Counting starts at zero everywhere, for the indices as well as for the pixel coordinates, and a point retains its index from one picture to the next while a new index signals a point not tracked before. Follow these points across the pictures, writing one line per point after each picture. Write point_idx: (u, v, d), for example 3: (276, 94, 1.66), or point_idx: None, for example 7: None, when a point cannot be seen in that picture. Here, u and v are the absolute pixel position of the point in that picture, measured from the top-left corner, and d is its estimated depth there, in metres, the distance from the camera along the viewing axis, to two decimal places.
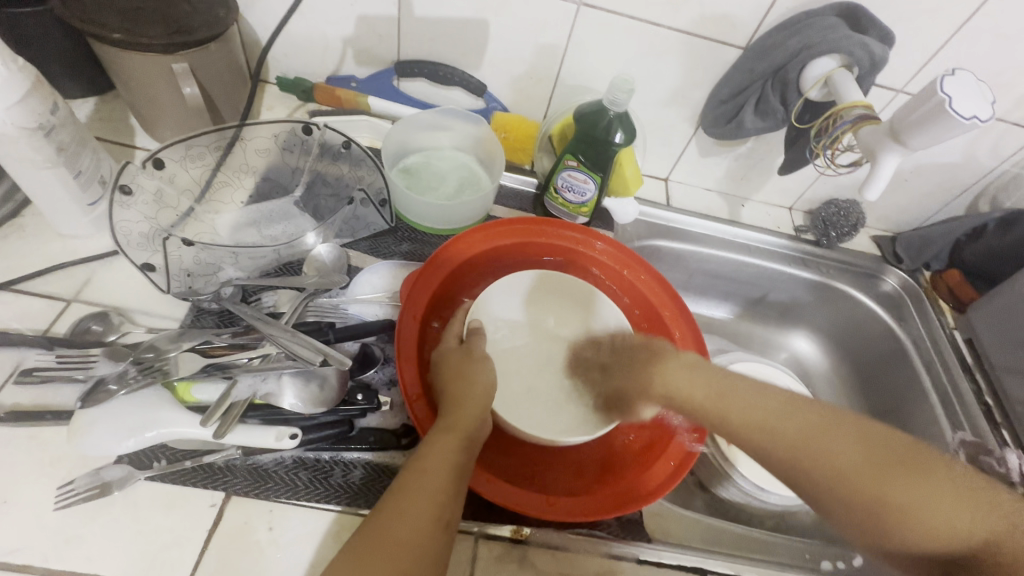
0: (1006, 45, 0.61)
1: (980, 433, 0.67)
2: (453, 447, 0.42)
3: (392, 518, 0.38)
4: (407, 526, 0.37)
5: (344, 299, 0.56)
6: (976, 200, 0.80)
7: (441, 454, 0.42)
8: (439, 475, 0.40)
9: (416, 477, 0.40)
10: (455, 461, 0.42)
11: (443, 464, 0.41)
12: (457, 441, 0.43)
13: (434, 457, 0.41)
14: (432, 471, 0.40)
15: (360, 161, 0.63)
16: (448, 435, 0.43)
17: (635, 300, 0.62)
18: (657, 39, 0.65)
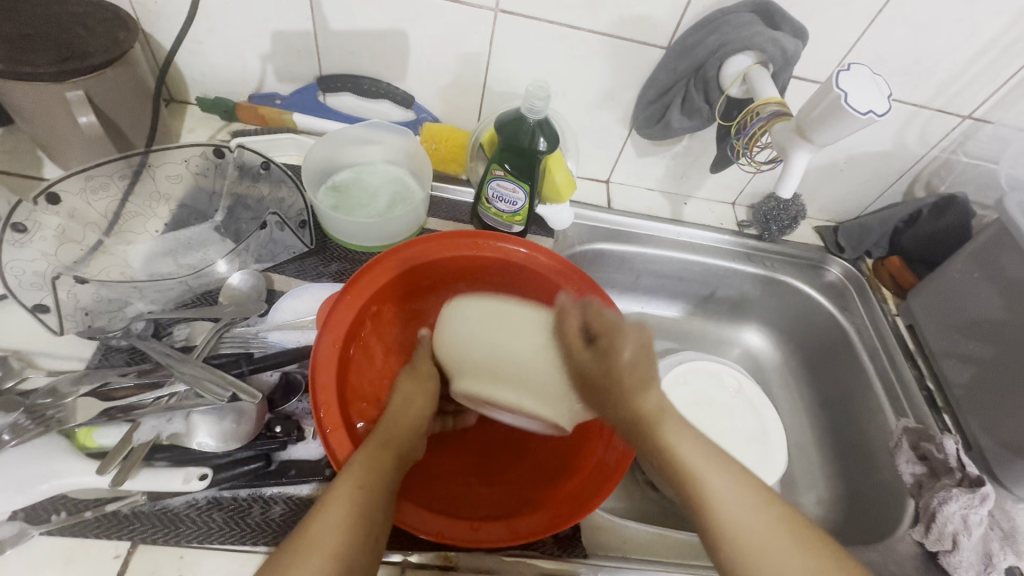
0: (919, 34, 0.62)
1: (923, 419, 0.68)
2: (382, 449, 0.43)
3: (322, 534, 0.37)
4: (341, 533, 0.37)
5: (263, 327, 0.54)
6: (911, 186, 0.81)
7: (373, 460, 0.42)
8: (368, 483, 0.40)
9: (346, 488, 0.39)
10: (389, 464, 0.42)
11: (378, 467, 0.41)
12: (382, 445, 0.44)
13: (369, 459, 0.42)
14: (366, 478, 0.40)
15: (281, 181, 0.61)
16: (378, 443, 0.44)
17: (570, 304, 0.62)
18: (579, 42, 0.64)
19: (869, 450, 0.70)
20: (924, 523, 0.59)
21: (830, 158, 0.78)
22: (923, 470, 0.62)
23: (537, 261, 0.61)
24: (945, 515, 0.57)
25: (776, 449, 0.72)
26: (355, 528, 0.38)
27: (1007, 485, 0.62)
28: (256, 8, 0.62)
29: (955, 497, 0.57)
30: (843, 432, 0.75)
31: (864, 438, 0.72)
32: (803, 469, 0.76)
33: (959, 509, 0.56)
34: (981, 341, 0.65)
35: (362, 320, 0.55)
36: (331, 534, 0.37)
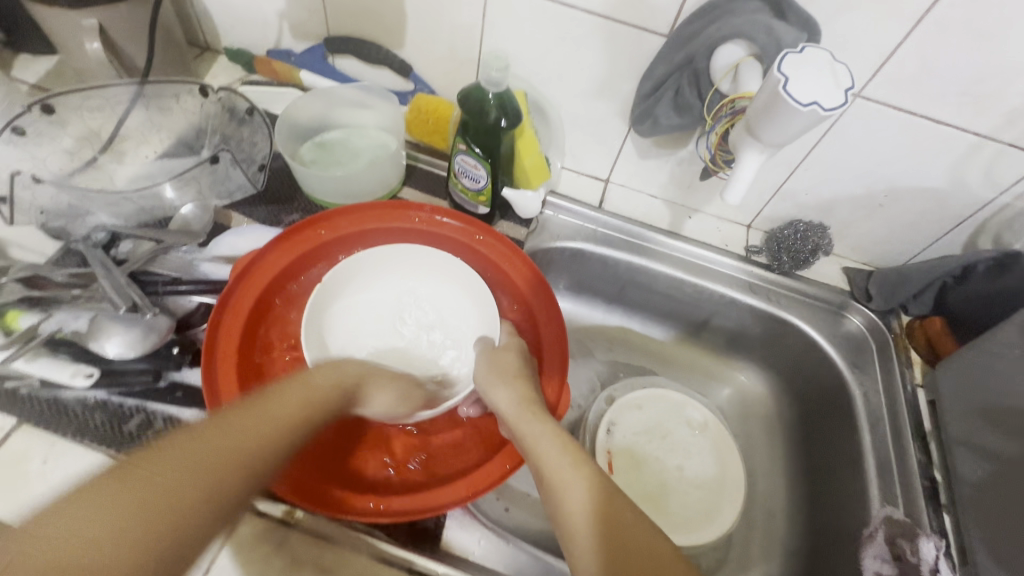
0: (983, 46, 0.50)
1: (914, 513, 0.55)
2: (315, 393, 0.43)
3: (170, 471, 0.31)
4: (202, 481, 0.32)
5: (199, 258, 0.56)
6: (974, 237, 0.67)
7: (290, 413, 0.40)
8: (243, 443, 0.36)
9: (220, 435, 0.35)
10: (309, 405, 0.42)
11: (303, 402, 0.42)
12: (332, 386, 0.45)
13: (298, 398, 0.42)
14: (279, 420, 0.39)
15: (259, 127, 0.65)
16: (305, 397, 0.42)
17: (512, 298, 0.59)
18: (573, 22, 0.60)
19: (841, 534, 0.59)
20: None
21: (867, 187, 0.66)
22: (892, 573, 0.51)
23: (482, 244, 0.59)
24: None
25: (728, 504, 0.63)
26: (235, 460, 0.34)
27: None
28: None
29: None
30: (819, 506, 0.64)
31: (840, 519, 0.60)
32: (764, 536, 0.66)
33: None
34: (1007, 433, 0.52)
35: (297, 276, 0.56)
36: (216, 453, 0.34)
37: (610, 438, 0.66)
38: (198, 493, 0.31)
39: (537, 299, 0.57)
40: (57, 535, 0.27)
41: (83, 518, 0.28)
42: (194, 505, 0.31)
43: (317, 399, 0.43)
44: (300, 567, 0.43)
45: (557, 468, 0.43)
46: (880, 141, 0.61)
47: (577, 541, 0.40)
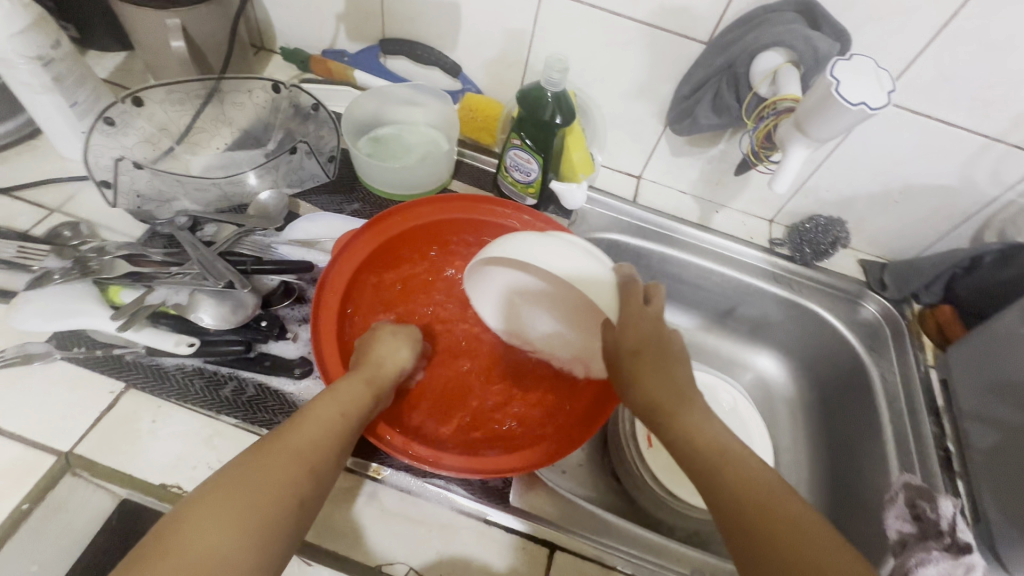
0: (992, 55, 0.56)
1: (930, 478, 0.61)
2: (365, 391, 0.48)
3: (281, 450, 0.40)
4: (295, 462, 0.40)
5: (277, 241, 0.61)
6: (981, 231, 0.73)
7: (348, 394, 0.46)
8: (318, 429, 0.42)
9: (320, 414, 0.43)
10: (358, 409, 0.46)
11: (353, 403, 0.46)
12: (367, 384, 0.48)
13: (345, 396, 0.46)
14: (347, 396, 0.46)
15: (325, 122, 0.69)
16: (359, 378, 0.48)
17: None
18: (619, 29, 0.66)
19: (863, 500, 0.65)
20: None
21: (883, 184, 0.72)
22: (912, 530, 0.55)
23: None
24: None
25: None
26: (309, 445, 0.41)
27: (1007, 567, 0.54)
28: None
29: (935, 561, 0.51)
30: (841, 478, 0.69)
31: (861, 487, 0.66)
32: None
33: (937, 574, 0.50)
34: (1013, 404, 0.57)
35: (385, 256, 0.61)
36: (305, 440, 0.41)
37: None
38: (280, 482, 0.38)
39: None
40: (184, 528, 0.34)
41: (220, 499, 0.36)
42: (237, 533, 0.35)
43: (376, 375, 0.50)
44: (389, 517, 0.48)
45: (730, 467, 0.42)
46: (897, 141, 0.67)
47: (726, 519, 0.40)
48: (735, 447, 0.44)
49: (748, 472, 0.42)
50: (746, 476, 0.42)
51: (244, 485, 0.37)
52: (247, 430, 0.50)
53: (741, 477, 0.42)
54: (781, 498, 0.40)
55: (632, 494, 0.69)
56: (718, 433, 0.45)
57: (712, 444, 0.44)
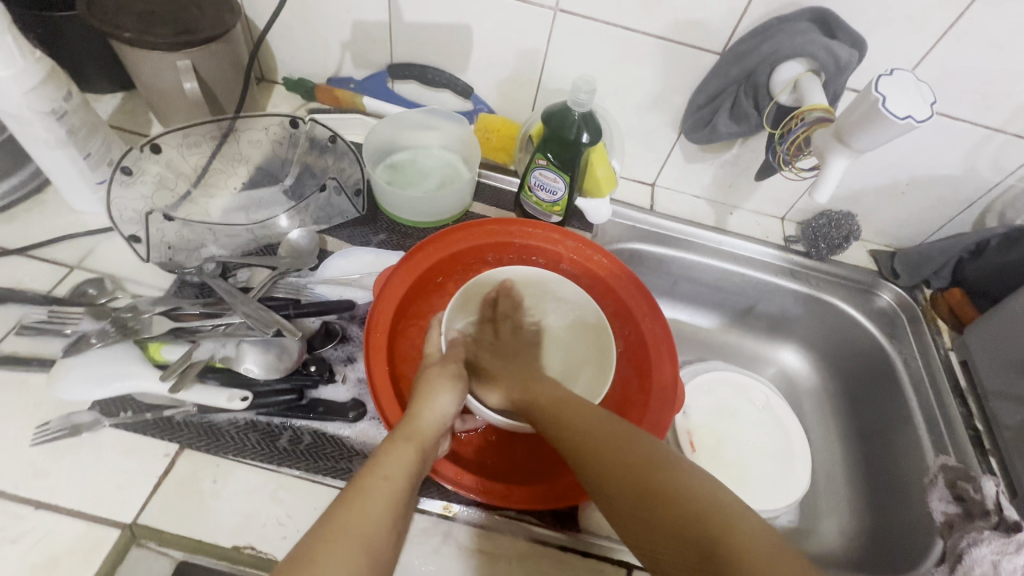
0: (995, 51, 0.59)
1: (965, 458, 0.63)
2: (413, 458, 0.44)
3: (342, 535, 0.36)
4: (356, 551, 0.36)
5: (312, 280, 0.60)
6: (983, 216, 0.76)
7: (399, 456, 0.43)
8: (375, 503, 0.39)
9: (375, 484, 0.40)
10: (409, 480, 0.42)
11: (404, 476, 0.42)
12: (416, 450, 0.44)
13: (394, 467, 0.42)
14: (396, 461, 0.43)
15: (344, 154, 0.68)
16: (406, 438, 0.45)
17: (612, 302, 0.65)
18: (634, 44, 0.66)
19: (902, 484, 0.67)
20: (950, 562, 0.55)
21: (890, 177, 0.75)
22: (957, 511, 0.58)
23: (581, 254, 0.66)
24: (973, 557, 0.53)
25: (798, 469, 0.71)
26: (367, 525, 0.37)
27: None
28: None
29: (986, 540, 0.53)
30: (877, 464, 0.72)
31: (898, 472, 0.68)
32: (827, 495, 0.74)
33: (990, 554, 0.53)
34: None
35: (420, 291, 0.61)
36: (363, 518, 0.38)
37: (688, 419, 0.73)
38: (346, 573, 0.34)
39: (638, 301, 0.64)
40: None
41: None
42: None
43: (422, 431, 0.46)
44: (466, 555, 0.48)
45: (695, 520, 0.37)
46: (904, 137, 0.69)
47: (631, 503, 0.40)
48: (707, 493, 0.39)
49: (732, 524, 0.36)
50: (718, 525, 0.37)
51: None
52: (310, 481, 0.49)
53: (647, 469, 0.41)
54: (766, 553, 0.35)
55: None
56: (686, 475, 0.40)
57: (680, 488, 0.39)
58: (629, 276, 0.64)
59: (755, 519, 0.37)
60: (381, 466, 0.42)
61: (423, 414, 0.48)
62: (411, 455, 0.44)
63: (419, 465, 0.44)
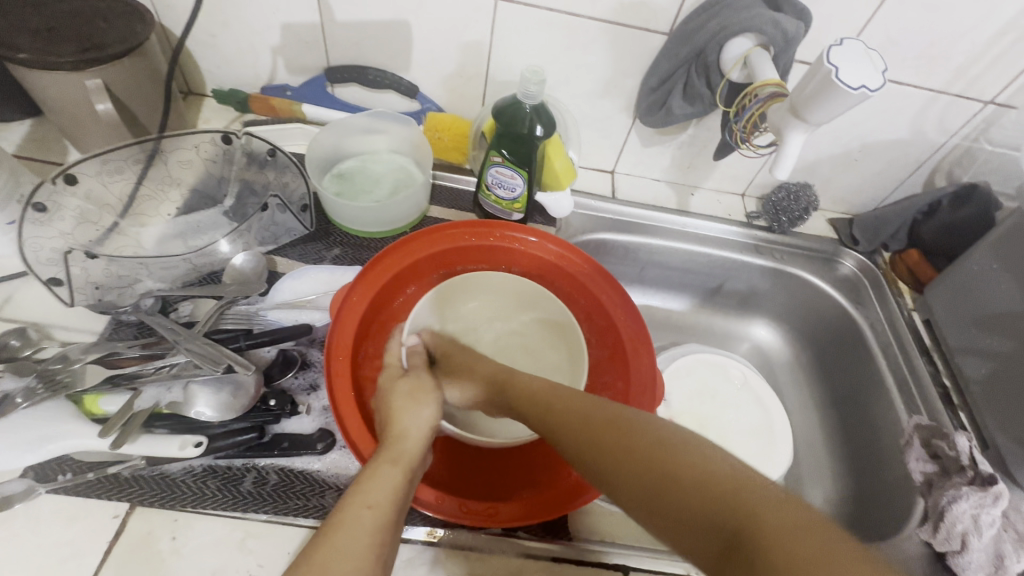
0: (935, 13, 0.59)
1: (936, 416, 0.65)
2: (399, 483, 0.40)
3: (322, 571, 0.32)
4: None
5: (263, 306, 0.56)
6: (932, 176, 0.78)
7: (385, 482, 0.40)
8: (358, 535, 0.35)
9: (354, 511, 0.36)
10: (394, 506, 0.38)
11: (388, 501, 0.38)
12: (401, 473, 0.41)
13: (379, 493, 0.38)
14: (382, 487, 0.39)
15: (286, 168, 0.64)
16: (389, 462, 0.41)
17: (581, 297, 0.63)
18: (580, 29, 0.64)
19: (880, 447, 0.68)
20: (933, 521, 0.56)
21: (843, 146, 0.75)
22: (934, 469, 0.59)
23: (547, 250, 0.64)
24: (953, 514, 0.54)
25: (780, 444, 0.71)
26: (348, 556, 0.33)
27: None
28: (265, 2, 0.64)
29: (965, 496, 0.54)
30: (854, 429, 0.73)
31: (875, 435, 0.69)
32: (810, 466, 0.75)
33: (969, 509, 0.54)
34: (999, 334, 0.62)
35: (382, 307, 0.58)
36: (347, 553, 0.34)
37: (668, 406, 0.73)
38: None
39: (608, 296, 0.62)
40: None
41: None
42: None
43: (407, 454, 0.43)
44: None
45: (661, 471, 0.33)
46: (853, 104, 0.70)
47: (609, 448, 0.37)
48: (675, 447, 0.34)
49: (675, 449, 0.34)
50: (678, 465, 0.33)
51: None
52: (281, 523, 0.45)
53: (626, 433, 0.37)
54: (721, 480, 0.31)
55: None
56: (665, 425, 0.36)
57: (619, 431, 0.37)
58: (598, 272, 0.62)
59: (695, 439, 0.34)
60: (363, 490, 0.38)
61: (409, 434, 0.45)
62: (401, 481, 0.40)
63: (406, 490, 0.40)
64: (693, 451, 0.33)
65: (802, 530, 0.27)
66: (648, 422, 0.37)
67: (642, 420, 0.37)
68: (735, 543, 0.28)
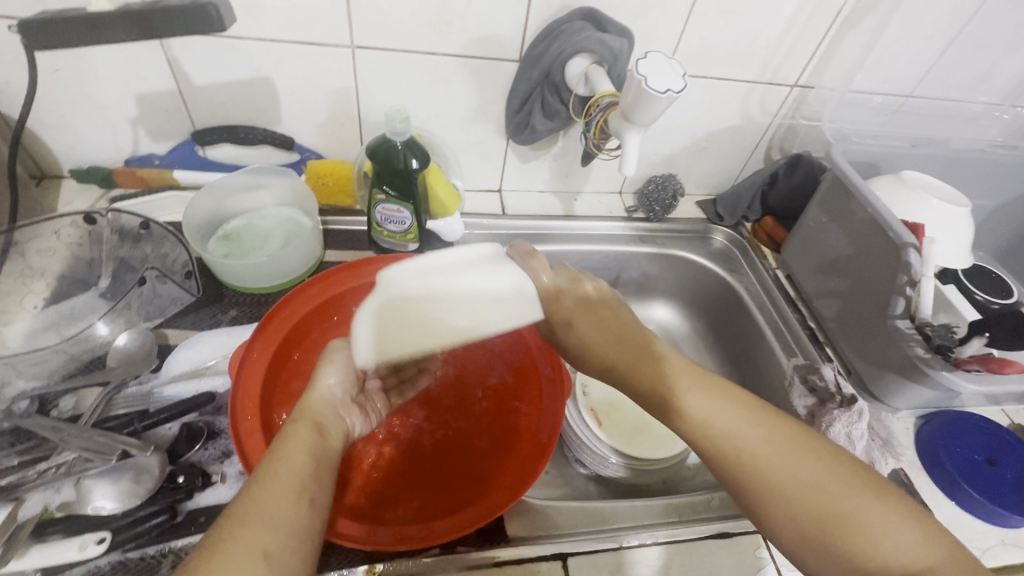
0: (733, 19, 0.70)
1: (808, 354, 0.74)
2: (312, 438, 0.43)
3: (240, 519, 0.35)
4: (263, 530, 0.35)
5: (157, 383, 0.55)
6: (768, 152, 0.90)
7: (299, 439, 0.43)
8: (279, 483, 0.38)
9: (269, 464, 0.40)
10: (311, 458, 0.41)
11: (302, 454, 0.41)
12: (309, 429, 0.44)
13: (294, 450, 0.41)
14: (296, 446, 0.42)
15: (163, 238, 0.62)
16: (302, 423, 0.45)
17: None
18: (439, 66, 0.69)
19: (772, 393, 0.77)
20: None
21: (692, 137, 0.85)
22: (813, 401, 0.67)
23: None
24: (833, 435, 0.63)
25: None
26: (273, 502, 0.37)
27: (884, 400, 0.67)
28: (113, 75, 0.63)
29: (838, 418, 0.63)
30: (751, 383, 0.81)
31: (766, 384, 0.78)
32: None
33: (843, 428, 0.62)
34: (837, 276, 0.73)
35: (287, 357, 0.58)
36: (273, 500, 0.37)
37: (589, 398, 0.76)
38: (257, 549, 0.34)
39: None
40: None
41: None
42: None
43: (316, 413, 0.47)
44: None
45: (772, 489, 0.41)
46: (690, 100, 0.80)
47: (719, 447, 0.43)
48: (792, 476, 0.41)
49: (777, 461, 0.42)
50: (781, 485, 0.41)
51: (221, 573, 0.32)
52: None
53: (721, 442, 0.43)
54: (832, 483, 0.40)
55: (602, 475, 0.73)
56: (744, 429, 0.43)
57: (715, 434, 0.44)
58: None
59: (772, 438, 0.43)
60: (283, 450, 0.41)
61: (324, 399, 0.49)
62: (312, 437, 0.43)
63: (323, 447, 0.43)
64: (801, 454, 0.42)
65: (881, 535, 0.38)
66: (726, 418, 0.44)
67: (740, 428, 0.43)
68: (811, 533, 0.40)
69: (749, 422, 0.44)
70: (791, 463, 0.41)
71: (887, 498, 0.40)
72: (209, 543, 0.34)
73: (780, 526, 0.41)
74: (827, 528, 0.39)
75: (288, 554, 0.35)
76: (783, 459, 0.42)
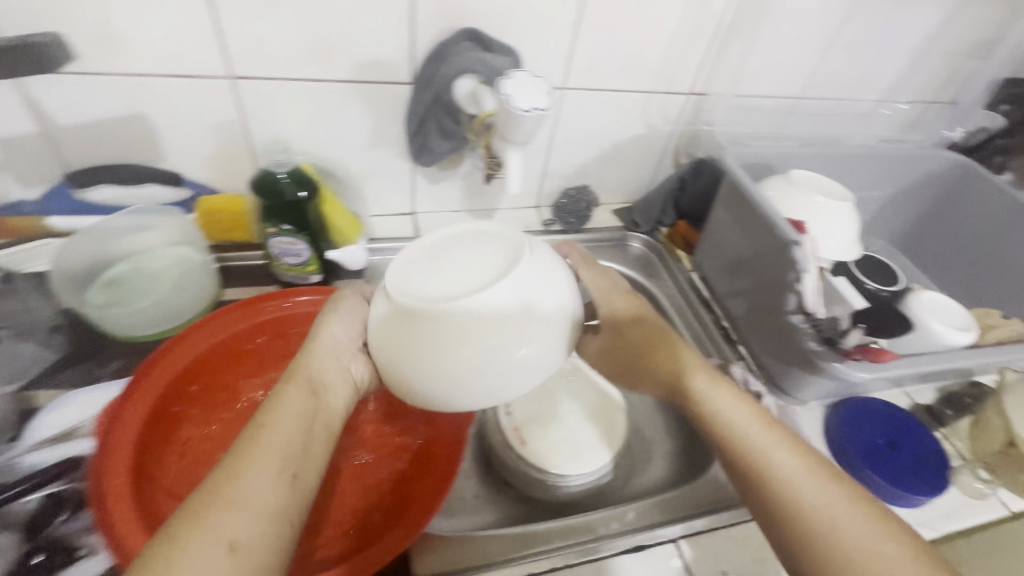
0: (620, 33, 0.72)
1: (723, 354, 0.76)
2: (303, 408, 0.44)
3: (214, 492, 0.36)
4: (247, 506, 0.36)
5: (19, 453, 0.51)
6: (676, 158, 0.92)
7: (290, 405, 0.43)
8: (265, 456, 0.39)
9: (257, 433, 0.41)
10: (300, 429, 0.43)
11: (292, 427, 0.42)
12: (301, 391, 0.45)
13: (285, 421, 0.42)
14: (285, 416, 0.43)
15: (27, 294, 0.65)
16: (289, 387, 0.45)
17: None
18: (327, 92, 0.67)
19: None
20: None
21: (599, 148, 0.86)
22: None
23: None
24: None
25: (617, 418, 0.76)
26: (263, 480, 0.38)
27: (790, 393, 0.69)
28: None
29: None
30: None
31: None
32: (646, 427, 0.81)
33: None
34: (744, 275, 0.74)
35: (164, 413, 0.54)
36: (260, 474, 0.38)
37: (513, 416, 0.74)
38: (244, 523, 0.36)
39: None
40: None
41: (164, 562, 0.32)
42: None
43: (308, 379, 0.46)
44: None
45: (811, 525, 0.44)
46: (591, 113, 0.81)
47: (759, 478, 0.47)
48: (822, 501, 0.45)
49: (804, 492, 0.45)
50: (815, 512, 0.44)
51: (188, 554, 0.33)
52: None
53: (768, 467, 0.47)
54: (858, 516, 0.44)
55: (529, 495, 0.71)
56: (776, 462, 0.47)
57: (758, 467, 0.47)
58: None
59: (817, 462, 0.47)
60: (272, 419, 0.42)
61: (319, 358, 0.48)
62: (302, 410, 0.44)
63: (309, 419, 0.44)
64: (826, 481, 0.46)
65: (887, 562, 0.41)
66: (766, 447, 0.48)
67: (782, 455, 0.47)
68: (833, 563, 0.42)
69: (788, 451, 0.48)
70: (822, 494, 0.45)
71: (893, 524, 0.44)
72: (190, 513, 0.35)
73: (804, 558, 0.44)
74: (851, 558, 0.42)
75: (255, 541, 0.36)
76: (811, 486, 0.45)
